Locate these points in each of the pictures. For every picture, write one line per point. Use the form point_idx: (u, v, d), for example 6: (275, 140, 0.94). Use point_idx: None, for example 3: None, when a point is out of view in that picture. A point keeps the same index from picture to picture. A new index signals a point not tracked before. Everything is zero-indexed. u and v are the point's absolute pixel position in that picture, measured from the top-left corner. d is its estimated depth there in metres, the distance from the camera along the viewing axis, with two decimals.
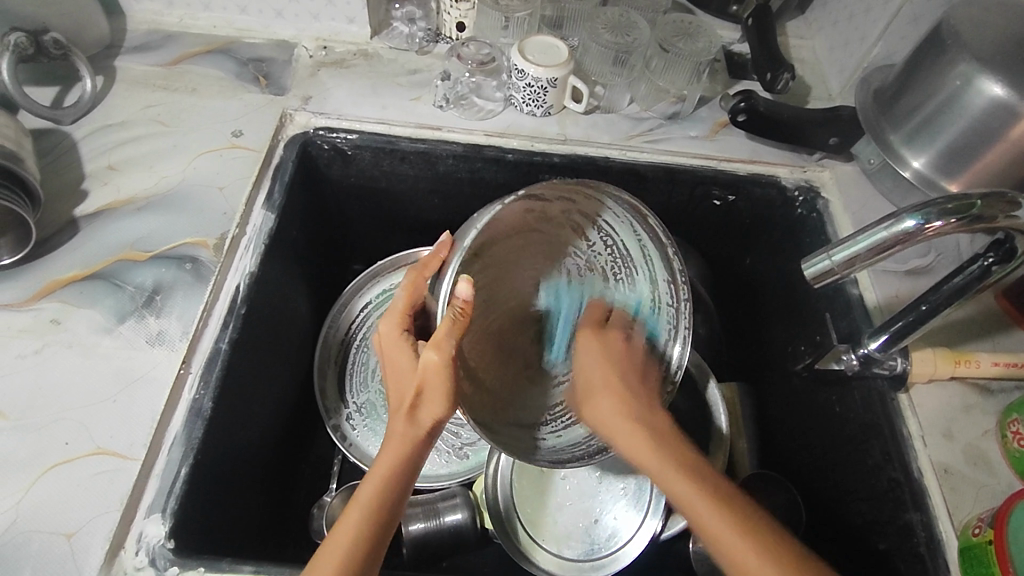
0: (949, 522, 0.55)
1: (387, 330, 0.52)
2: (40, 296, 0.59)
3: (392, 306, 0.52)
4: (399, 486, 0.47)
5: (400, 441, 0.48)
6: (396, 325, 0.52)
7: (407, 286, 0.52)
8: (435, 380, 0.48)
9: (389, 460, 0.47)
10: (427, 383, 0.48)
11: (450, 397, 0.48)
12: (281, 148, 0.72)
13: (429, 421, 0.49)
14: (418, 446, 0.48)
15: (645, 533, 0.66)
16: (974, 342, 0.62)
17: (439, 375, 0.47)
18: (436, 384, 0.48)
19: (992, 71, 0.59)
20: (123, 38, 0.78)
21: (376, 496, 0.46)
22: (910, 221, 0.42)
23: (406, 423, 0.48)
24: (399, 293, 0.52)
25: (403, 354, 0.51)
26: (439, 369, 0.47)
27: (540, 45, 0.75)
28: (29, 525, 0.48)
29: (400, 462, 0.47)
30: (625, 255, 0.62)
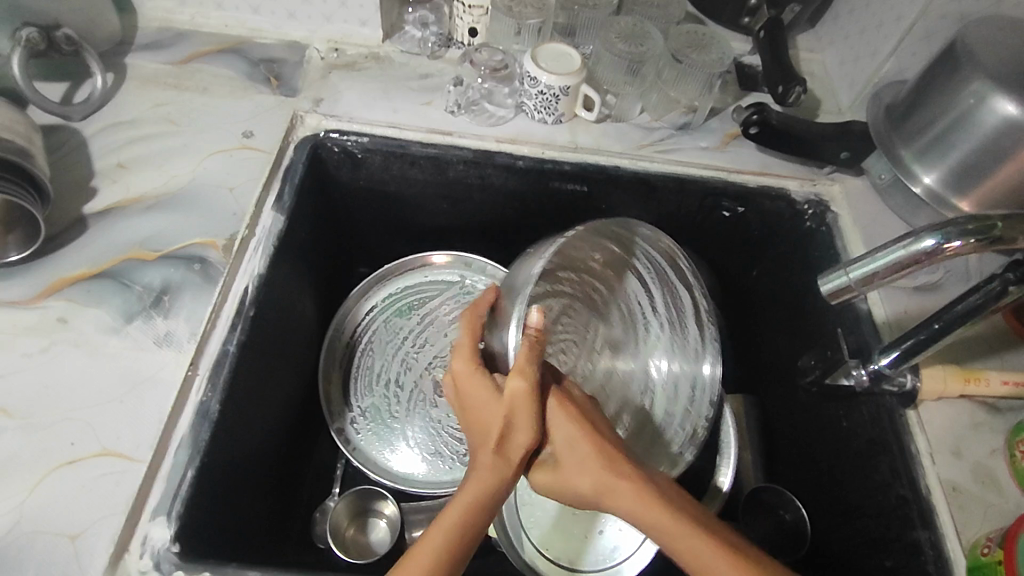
0: (957, 541, 0.54)
1: (461, 367, 0.48)
2: (47, 294, 0.58)
3: (456, 343, 0.50)
4: (475, 535, 0.43)
5: (488, 491, 0.44)
6: (468, 362, 0.48)
7: (467, 327, 0.51)
8: (519, 412, 0.45)
9: (469, 513, 0.43)
10: (515, 415, 0.45)
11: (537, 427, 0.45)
12: (291, 150, 0.71)
13: (518, 460, 0.45)
14: (497, 492, 0.45)
15: (649, 545, 0.66)
16: (982, 359, 0.62)
17: (527, 406, 0.45)
18: (527, 412, 0.45)
19: (1007, 91, 0.59)
20: (134, 35, 0.78)
21: (439, 552, 0.42)
22: (929, 241, 0.42)
23: (495, 458, 0.44)
24: (461, 332, 0.51)
25: (485, 389, 0.46)
26: (531, 404, 0.45)
27: (553, 53, 0.75)
28: (35, 526, 0.47)
29: (476, 514, 0.44)
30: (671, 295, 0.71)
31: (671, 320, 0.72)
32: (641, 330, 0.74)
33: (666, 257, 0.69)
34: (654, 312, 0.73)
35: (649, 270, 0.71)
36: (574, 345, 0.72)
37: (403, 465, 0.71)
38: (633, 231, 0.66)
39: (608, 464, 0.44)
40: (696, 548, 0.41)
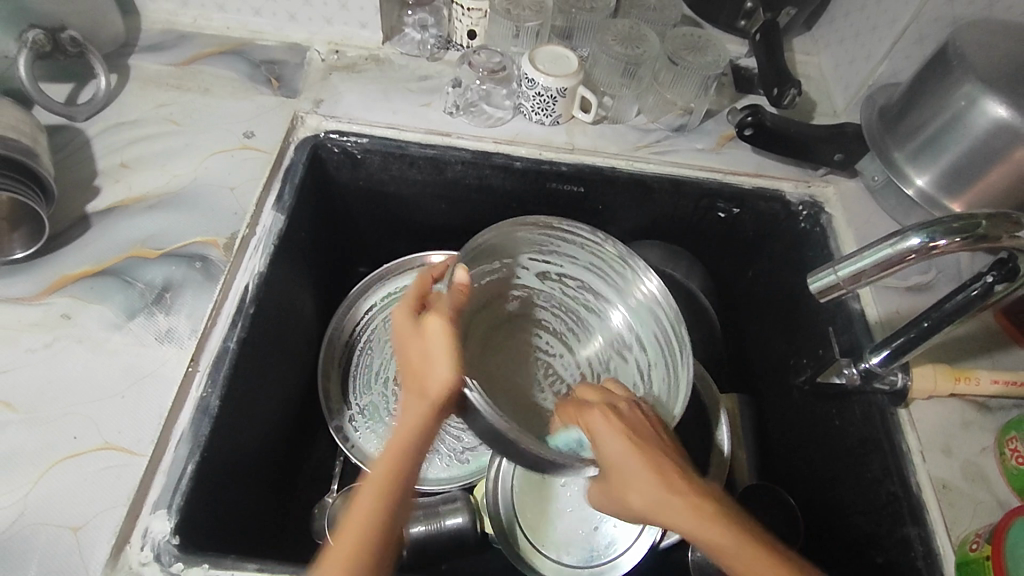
0: (947, 537, 0.55)
1: (399, 312, 0.53)
2: (51, 291, 0.59)
3: (405, 295, 0.56)
4: (411, 467, 0.46)
5: (423, 425, 0.47)
6: (407, 307, 0.54)
7: (417, 281, 0.57)
8: (438, 345, 0.50)
9: (403, 447, 0.46)
10: (433, 351, 0.50)
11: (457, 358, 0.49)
12: (292, 150, 0.72)
13: (439, 389, 0.48)
14: (428, 430, 0.47)
15: (643, 542, 0.66)
16: (973, 358, 0.63)
17: (442, 335, 0.50)
18: (445, 345, 0.49)
19: (997, 93, 0.60)
20: (137, 37, 0.79)
21: (382, 484, 0.44)
22: (915, 239, 0.43)
23: (416, 398, 0.48)
24: (413, 285, 0.56)
25: (414, 333, 0.52)
26: (444, 335, 0.50)
27: (550, 55, 0.76)
28: (39, 518, 0.48)
29: (407, 449, 0.46)
30: (572, 259, 0.71)
31: (594, 272, 0.72)
32: (599, 294, 0.74)
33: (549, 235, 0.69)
34: (590, 273, 0.72)
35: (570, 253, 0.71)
36: (551, 329, 0.77)
37: None
38: (517, 231, 0.68)
39: (667, 484, 0.46)
40: (724, 545, 0.43)
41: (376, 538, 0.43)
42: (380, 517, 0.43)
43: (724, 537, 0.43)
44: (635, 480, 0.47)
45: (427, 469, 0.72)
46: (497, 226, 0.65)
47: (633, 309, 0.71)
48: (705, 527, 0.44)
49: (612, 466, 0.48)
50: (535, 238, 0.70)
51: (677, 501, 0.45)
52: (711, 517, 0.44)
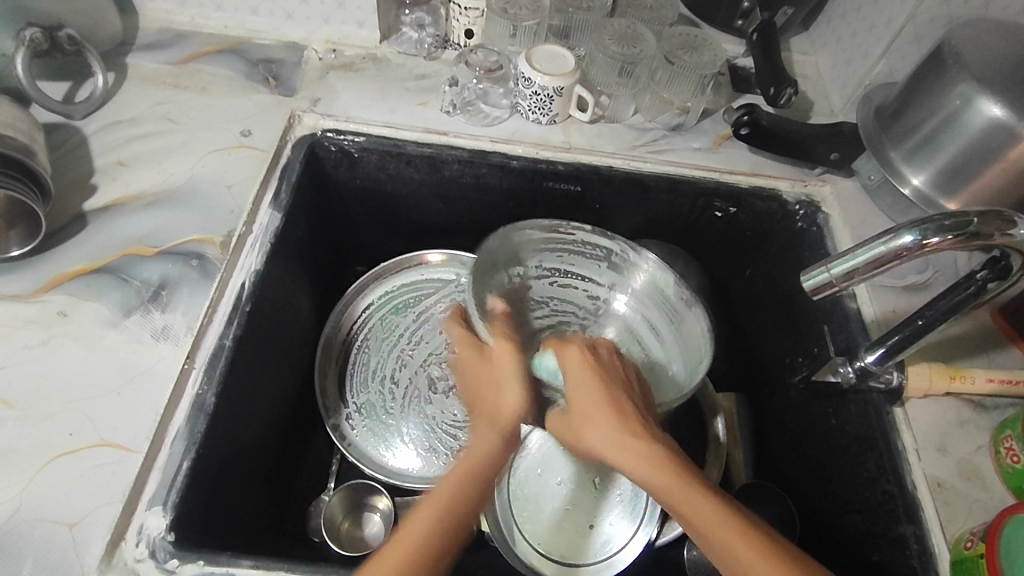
0: (943, 535, 0.55)
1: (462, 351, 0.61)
2: (47, 289, 0.59)
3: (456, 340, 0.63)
4: (486, 481, 0.51)
5: (485, 445, 0.53)
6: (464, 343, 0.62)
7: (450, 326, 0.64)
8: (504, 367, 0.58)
9: (472, 461, 0.52)
10: (503, 377, 0.57)
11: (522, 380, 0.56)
12: (289, 148, 0.72)
13: (509, 413, 0.55)
14: (499, 451, 0.53)
15: (638, 541, 0.66)
16: (969, 357, 0.63)
17: (512, 364, 0.58)
18: (508, 375, 0.57)
19: (992, 92, 0.60)
20: (135, 35, 0.79)
21: (437, 507, 0.48)
22: (908, 236, 0.43)
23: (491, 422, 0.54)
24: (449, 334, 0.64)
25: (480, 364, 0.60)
26: (511, 368, 0.57)
27: (547, 54, 0.76)
28: (34, 514, 0.48)
29: (476, 468, 0.51)
30: (582, 254, 0.74)
31: (594, 261, 0.74)
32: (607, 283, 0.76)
33: (546, 238, 0.72)
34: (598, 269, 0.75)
35: (571, 250, 0.74)
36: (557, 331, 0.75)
37: (397, 461, 0.72)
38: (521, 232, 0.70)
39: (625, 429, 0.52)
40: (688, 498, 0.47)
41: (423, 555, 0.45)
42: (428, 538, 0.46)
43: (682, 489, 0.47)
44: (591, 419, 0.53)
45: (424, 468, 0.73)
46: (512, 228, 0.69)
47: (637, 291, 0.73)
48: (666, 478, 0.48)
49: (581, 408, 0.54)
50: (543, 238, 0.72)
51: (634, 449, 0.50)
52: (669, 469, 0.48)
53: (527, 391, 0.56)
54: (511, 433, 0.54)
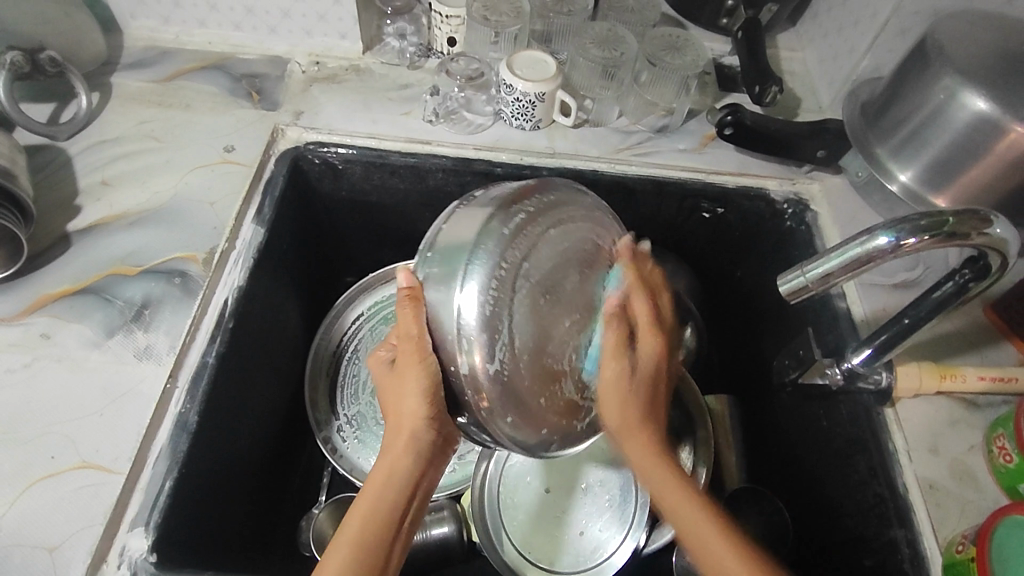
0: (934, 539, 0.54)
1: (407, 343, 0.47)
2: (31, 310, 0.60)
3: (405, 328, 0.47)
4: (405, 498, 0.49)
5: (398, 465, 0.49)
6: (411, 344, 0.47)
7: (408, 317, 0.47)
8: (413, 379, 0.47)
9: (386, 485, 0.49)
10: (404, 378, 0.48)
11: (426, 393, 0.47)
12: (272, 162, 0.72)
13: (419, 440, 0.49)
14: (421, 460, 0.49)
15: (627, 547, 0.65)
16: (961, 356, 0.62)
17: (415, 364, 0.47)
18: (412, 380, 0.47)
19: (975, 85, 0.59)
20: (120, 54, 0.80)
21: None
22: (883, 238, 0.42)
23: (404, 448, 0.49)
24: (404, 319, 0.47)
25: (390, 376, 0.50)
26: (417, 373, 0.47)
27: (528, 60, 0.75)
28: (15, 538, 0.48)
29: (383, 492, 0.48)
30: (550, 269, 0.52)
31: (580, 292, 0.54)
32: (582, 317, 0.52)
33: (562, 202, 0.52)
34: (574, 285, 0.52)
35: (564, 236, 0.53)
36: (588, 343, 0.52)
37: None
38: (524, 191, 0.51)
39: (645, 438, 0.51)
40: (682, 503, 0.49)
41: None
42: None
43: (686, 502, 0.49)
44: (618, 387, 0.51)
45: None
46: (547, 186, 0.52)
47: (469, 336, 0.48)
48: (675, 484, 0.50)
49: (648, 373, 0.52)
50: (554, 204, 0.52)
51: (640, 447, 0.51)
52: (668, 471, 0.50)
53: (432, 385, 0.48)
54: (430, 437, 0.49)
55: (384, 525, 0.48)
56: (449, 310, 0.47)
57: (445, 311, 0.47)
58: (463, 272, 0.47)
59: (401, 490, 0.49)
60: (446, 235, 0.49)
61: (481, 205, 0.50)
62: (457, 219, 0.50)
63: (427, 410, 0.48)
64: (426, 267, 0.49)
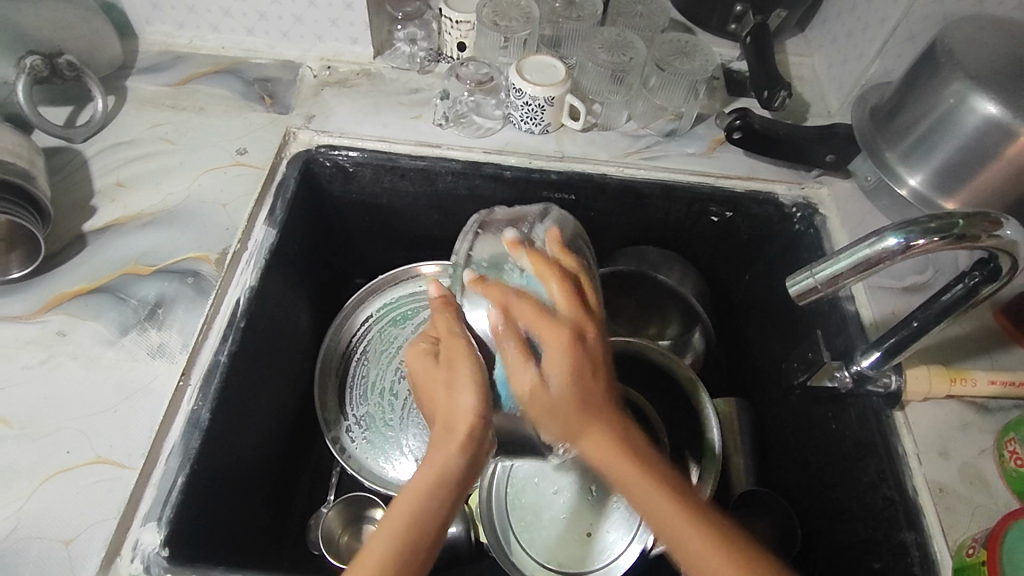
0: (944, 542, 0.54)
1: (453, 343, 0.51)
2: (47, 309, 0.61)
3: (442, 333, 0.52)
4: (449, 501, 0.48)
5: (446, 464, 0.48)
6: (456, 343, 0.51)
7: (449, 322, 0.52)
8: (466, 369, 0.49)
9: (432, 483, 0.47)
10: (456, 372, 0.50)
11: (479, 385, 0.49)
12: (284, 165, 0.73)
13: (472, 436, 0.48)
14: (470, 462, 0.48)
15: (634, 549, 0.64)
16: (970, 360, 0.62)
17: (466, 357, 0.50)
18: (465, 373, 0.49)
19: (985, 89, 0.59)
20: (135, 59, 0.81)
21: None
22: (893, 239, 0.42)
23: (455, 448, 0.48)
24: (445, 324, 0.52)
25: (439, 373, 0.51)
26: (467, 364, 0.49)
27: (537, 65, 0.76)
28: (30, 532, 0.49)
29: (432, 489, 0.47)
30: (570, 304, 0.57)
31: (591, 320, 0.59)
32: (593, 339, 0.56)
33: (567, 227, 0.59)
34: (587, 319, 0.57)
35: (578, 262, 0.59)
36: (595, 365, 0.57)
37: (395, 473, 0.72)
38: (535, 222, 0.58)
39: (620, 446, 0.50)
40: (662, 513, 0.47)
41: None
42: None
43: (647, 483, 0.48)
44: (566, 409, 0.49)
45: None
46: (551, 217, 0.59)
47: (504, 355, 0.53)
48: (633, 471, 0.49)
49: (598, 358, 0.51)
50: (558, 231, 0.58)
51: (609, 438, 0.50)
52: (608, 438, 0.49)
53: (483, 379, 0.49)
54: (481, 437, 0.49)
55: (432, 525, 0.47)
56: (475, 316, 0.53)
57: (478, 322, 0.53)
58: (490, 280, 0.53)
59: (449, 490, 0.48)
60: (475, 253, 0.56)
61: (499, 231, 0.57)
62: (484, 239, 0.57)
63: (478, 406, 0.49)
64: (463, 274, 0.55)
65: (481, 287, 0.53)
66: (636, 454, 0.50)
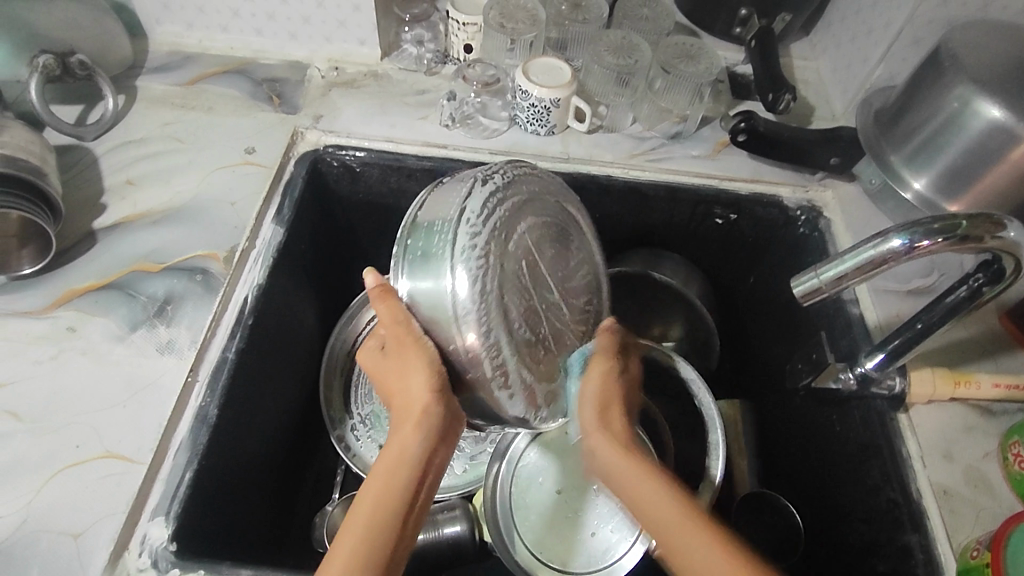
0: (948, 544, 0.54)
1: (392, 329, 0.50)
2: (58, 304, 0.61)
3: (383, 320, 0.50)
4: (416, 484, 0.47)
5: (409, 446, 0.48)
6: (397, 330, 0.50)
7: (388, 309, 0.50)
8: (413, 350, 0.49)
9: (398, 469, 0.47)
10: (405, 356, 0.50)
11: (427, 363, 0.49)
12: (292, 164, 0.74)
13: (432, 415, 0.49)
14: (433, 442, 0.49)
15: (638, 549, 0.65)
16: (975, 363, 0.62)
17: (412, 342, 0.49)
18: (414, 359, 0.49)
19: (989, 93, 0.59)
20: (145, 59, 0.82)
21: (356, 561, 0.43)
22: (898, 240, 0.43)
23: (416, 430, 0.48)
24: (383, 311, 0.50)
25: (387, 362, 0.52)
26: (417, 350, 0.49)
27: (543, 67, 0.77)
28: (39, 525, 0.49)
29: (397, 473, 0.47)
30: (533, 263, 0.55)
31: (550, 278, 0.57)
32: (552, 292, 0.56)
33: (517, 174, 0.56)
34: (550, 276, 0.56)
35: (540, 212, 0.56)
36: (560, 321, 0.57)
37: None
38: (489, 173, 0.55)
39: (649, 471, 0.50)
40: (675, 536, 0.46)
41: None
42: None
43: (642, 487, 0.49)
44: (618, 462, 0.51)
45: None
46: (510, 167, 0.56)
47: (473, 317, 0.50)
48: (644, 477, 0.50)
49: (615, 401, 0.55)
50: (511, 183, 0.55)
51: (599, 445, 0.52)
52: (636, 462, 0.51)
53: (433, 360, 0.49)
54: (442, 416, 0.49)
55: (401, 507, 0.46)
56: (432, 300, 0.49)
57: (434, 301, 0.49)
58: (440, 254, 0.49)
59: (415, 473, 0.48)
60: (426, 218, 0.51)
61: (454, 187, 0.52)
62: (438, 198, 0.52)
63: (430, 385, 0.49)
64: (407, 253, 0.50)
65: (429, 257, 0.50)
66: (672, 491, 0.49)
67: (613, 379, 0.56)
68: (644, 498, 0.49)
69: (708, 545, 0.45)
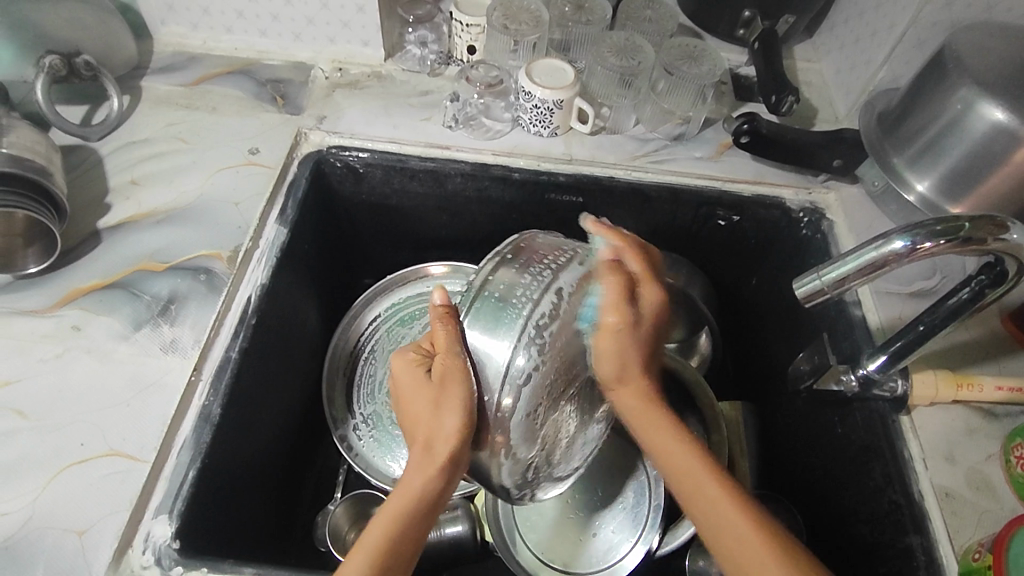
0: (950, 546, 0.54)
1: (443, 361, 0.47)
2: (62, 303, 0.62)
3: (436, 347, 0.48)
4: (428, 513, 0.47)
5: (426, 483, 0.47)
6: (441, 362, 0.47)
7: (445, 336, 0.47)
8: (454, 391, 0.47)
9: (411, 501, 0.47)
10: (443, 394, 0.47)
11: (463, 407, 0.46)
12: (295, 165, 0.74)
13: (454, 455, 0.47)
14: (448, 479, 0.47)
15: (639, 551, 0.65)
16: (978, 365, 0.62)
17: (456, 379, 0.47)
18: (454, 396, 0.46)
19: (993, 96, 0.59)
20: (149, 59, 0.82)
21: None
22: (899, 242, 0.43)
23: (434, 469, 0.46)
24: (438, 334, 0.48)
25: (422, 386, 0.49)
26: (459, 389, 0.47)
27: (546, 68, 0.77)
28: (43, 523, 0.50)
29: (406, 513, 0.46)
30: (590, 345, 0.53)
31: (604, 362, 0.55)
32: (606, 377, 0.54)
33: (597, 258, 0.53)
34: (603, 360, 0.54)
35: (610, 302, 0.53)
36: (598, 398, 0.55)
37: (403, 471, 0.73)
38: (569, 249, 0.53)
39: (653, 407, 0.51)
40: (694, 477, 0.48)
41: None
42: None
43: (669, 435, 0.50)
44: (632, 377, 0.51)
45: None
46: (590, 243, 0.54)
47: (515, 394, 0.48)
48: (665, 427, 0.51)
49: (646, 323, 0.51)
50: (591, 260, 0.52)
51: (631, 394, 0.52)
52: (665, 420, 0.51)
53: (469, 404, 0.47)
54: (462, 456, 0.47)
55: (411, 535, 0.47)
56: (487, 342, 0.48)
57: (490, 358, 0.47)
58: (514, 311, 0.48)
59: (428, 504, 0.47)
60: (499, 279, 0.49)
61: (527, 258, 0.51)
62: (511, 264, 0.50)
63: (462, 429, 0.46)
64: (479, 299, 0.49)
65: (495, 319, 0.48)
66: (684, 438, 0.50)
67: (630, 346, 0.50)
68: (667, 446, 0.50)
69: (737, 514, 0.45)
